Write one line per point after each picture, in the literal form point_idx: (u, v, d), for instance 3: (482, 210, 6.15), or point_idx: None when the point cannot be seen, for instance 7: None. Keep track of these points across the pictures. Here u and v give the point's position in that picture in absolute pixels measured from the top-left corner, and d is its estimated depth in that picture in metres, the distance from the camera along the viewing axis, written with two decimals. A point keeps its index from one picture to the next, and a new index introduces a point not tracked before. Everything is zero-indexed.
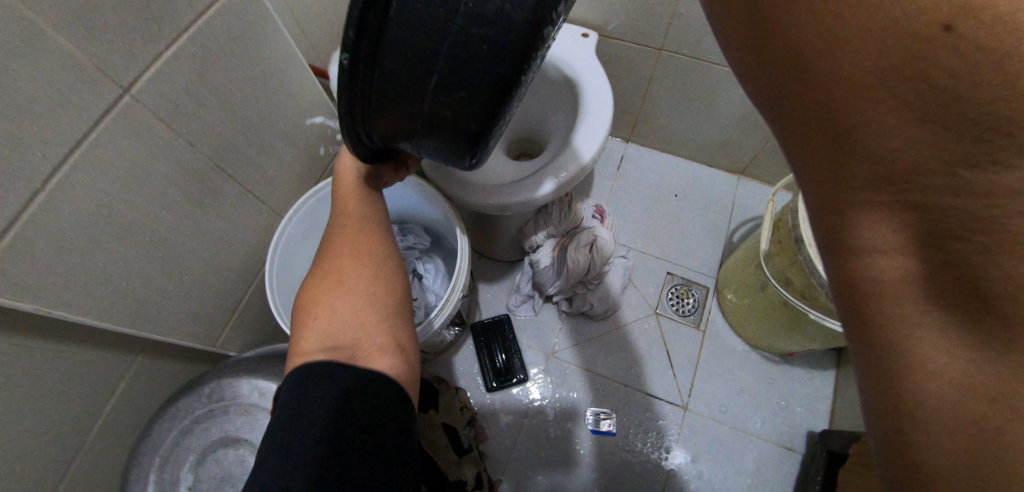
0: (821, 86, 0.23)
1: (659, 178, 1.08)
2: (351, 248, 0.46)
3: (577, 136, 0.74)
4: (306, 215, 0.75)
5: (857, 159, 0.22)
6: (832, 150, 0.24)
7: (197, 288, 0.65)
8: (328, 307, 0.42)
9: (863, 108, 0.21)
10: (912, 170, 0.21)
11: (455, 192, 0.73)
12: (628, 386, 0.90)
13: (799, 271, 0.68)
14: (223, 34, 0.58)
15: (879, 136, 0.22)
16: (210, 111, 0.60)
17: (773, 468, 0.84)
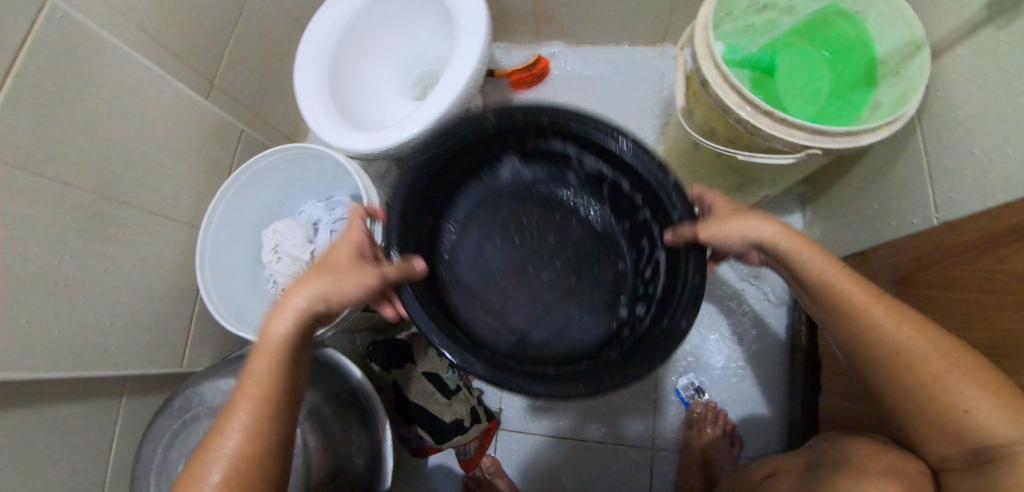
0: (906, 357, 0.40)
1: (580, 73, 1.01)
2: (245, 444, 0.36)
3: (458, 55, 0.71)
4: (226, 218, 0.73)
5: (871, 334, 0.41)
6: (915, 396, 0.40)
7: (140, 320, 0.66)
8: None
9: (935, 374, 0.39)
10: (921, 403, 0.40)
11: (352, 149, 0.70)
12: None
13: (717, 116, 0.63)
14: (56, 63, 0.54)
15: (918, 381, 0.40)
16: (78, 147, 0.57)
17: (752, 317, 0.87)
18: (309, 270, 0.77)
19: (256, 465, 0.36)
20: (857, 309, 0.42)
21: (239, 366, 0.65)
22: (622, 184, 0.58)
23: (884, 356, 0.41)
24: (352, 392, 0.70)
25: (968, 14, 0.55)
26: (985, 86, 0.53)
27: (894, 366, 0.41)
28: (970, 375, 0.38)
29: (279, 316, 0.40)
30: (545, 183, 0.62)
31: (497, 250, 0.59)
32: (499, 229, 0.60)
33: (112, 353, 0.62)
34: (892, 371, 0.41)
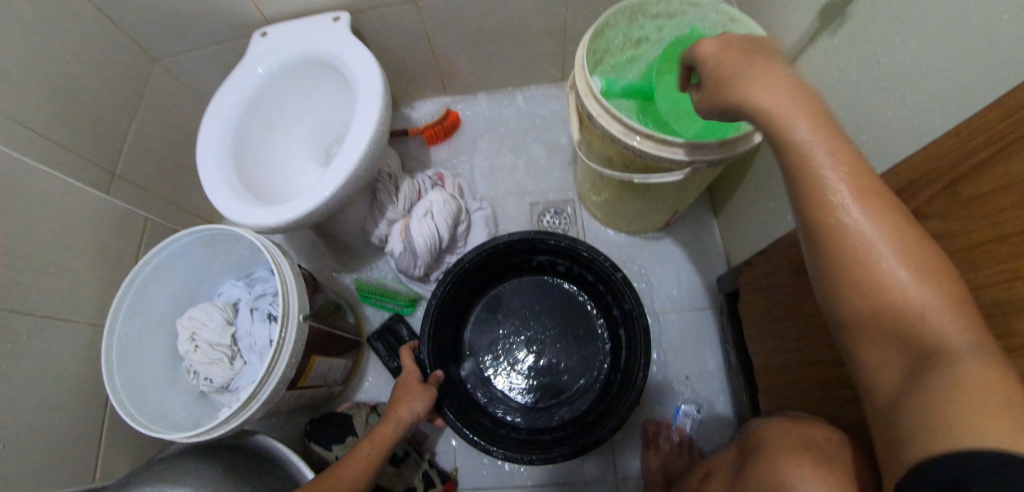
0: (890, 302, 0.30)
1: (491, 119, 1.04)
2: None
3: (358, 118, 0.73)
4: (135, 313, 0.70)
5: (842, 269, 0.32)
6: (913, 342, 0.30)
7: (45, 437, 0.58)
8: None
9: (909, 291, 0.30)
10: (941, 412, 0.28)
11: (263, 223, 0.69)
12: (527, 303, 0.94)
13: (609, 145, 0.67)
14: None
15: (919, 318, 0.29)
16: None
17: (688, 330, 0.87)
18: (231, 354, 0.74)
19: None
20: (825, 214, 0.32)
21: (156, 472, 0.59)
22: (589, 277, 0.86)
23: (827, 237, 0.33)
24: (289, 476, 0.65)
25: (808, 26, 0.62)
26: (836, 85, 0.58)
27: (870, 277, 0.31)
28: (945, 289, 0.29)
29: (386, 423, 0.68)
30: (528, 293, 0.94)
31: (508, 391, 0.89)
32: (513, 325, 0.92)
33: (10, 483, 0.53)
34: (830, 245, 0.32)
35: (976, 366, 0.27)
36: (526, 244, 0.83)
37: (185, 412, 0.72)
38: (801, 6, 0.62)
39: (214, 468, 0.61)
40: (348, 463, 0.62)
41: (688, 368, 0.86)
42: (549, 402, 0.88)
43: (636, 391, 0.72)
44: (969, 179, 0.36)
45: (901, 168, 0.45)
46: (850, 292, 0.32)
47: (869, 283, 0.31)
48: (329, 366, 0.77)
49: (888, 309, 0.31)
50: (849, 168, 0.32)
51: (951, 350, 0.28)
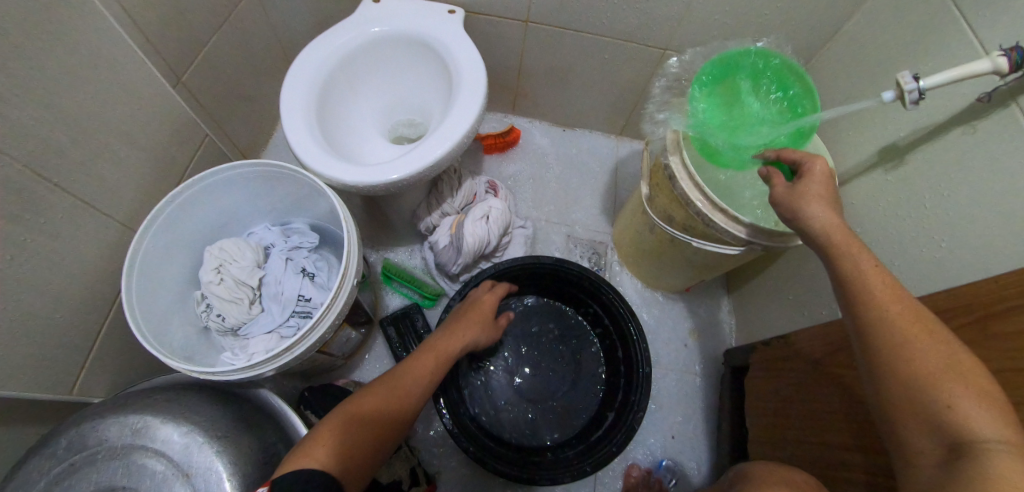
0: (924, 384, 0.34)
1: (547, 147, 1.10)
2: (397, 408, 0.54)
3: (455, 110, 0.75)
4: (170, 227, 0.65)
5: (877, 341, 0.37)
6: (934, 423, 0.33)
7: (45, 326, 0.52)
8: (362, 437, 0.48)
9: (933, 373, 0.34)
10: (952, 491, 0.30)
11: (335, 177, 0.69)
12: (552, 329, 0.91)
13: (679, 208, 0.73)
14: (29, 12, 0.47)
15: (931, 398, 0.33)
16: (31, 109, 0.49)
17: (688, 392, 0.91)
18: (252, 298, 0.70)
19: (393, 414, 0.54)
20: (854, 286, 0.39)
21: (155, 400, 0.52)
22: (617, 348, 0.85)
23: (855, 310, 0.39)
24: (290, 440, 0.59)
25: (865, 157, 0.72)
26: (878, 211, 0.68)
27: (888, 346, 0.36)
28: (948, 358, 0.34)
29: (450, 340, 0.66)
30: (552, 314, 0.93)
31: (490, 392, 0.85)
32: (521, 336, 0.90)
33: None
34: (863, 311, 0.38)
35: (982, 419, 0.31)
36: (591, 284, 0.83)
37: (187, 345, 0.66)
38: (863, 138, 0.73)
39: (224, 413, 0.54)
40: (403, 373, 0.58)
41: (677, 426, 0.88)
42: (522, 419, 0.84)
43: (596, 462, 0.71)
44: (999, 317, 0.42)
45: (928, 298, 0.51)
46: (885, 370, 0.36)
47: (882, 334, 0.37)
48: (346, 338, 0.74)
49: (895, 375, 0.35)
50: (868, 254, 0.41)
51: (977, 433, 0.30)
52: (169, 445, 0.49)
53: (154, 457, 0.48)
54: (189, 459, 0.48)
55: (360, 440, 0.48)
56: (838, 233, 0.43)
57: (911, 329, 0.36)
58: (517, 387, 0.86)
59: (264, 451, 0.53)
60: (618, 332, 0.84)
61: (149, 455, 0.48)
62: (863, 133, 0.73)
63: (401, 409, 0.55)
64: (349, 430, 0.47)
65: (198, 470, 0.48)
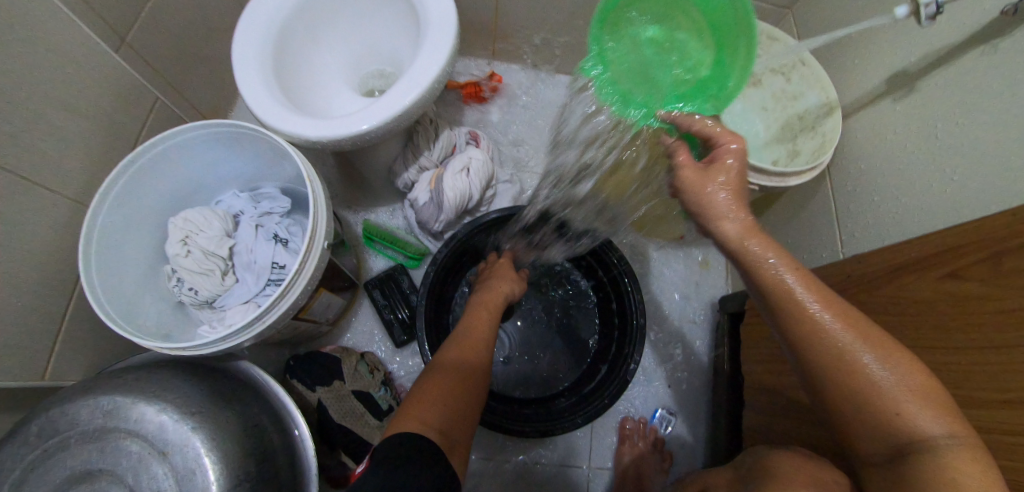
0: (872, 392, 0.33)
1: (530, 94, 1.03)
2: (479, 354, 0.57)
3: (423, 54, 0.68)
4: (125, 199, 0.61)
5: (813, 347, 0.36)
6: (891, 430, 0.32)
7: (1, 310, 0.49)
8: (460, 384, 0.51)
9: (878, 380, 0.33)
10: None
11: (296, 133, 0.63)
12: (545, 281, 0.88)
13: None
14: None
15: (884, 406, 0.32)
16: None
17: (682, 342, 0.90)
18: (224, 269, 0.67)
19: (476, 360, 0.56)
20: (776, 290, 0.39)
21: (126, 380, 0.51)
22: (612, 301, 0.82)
23: (782, 314, 0.39)
24: (272, 411, 0.59)
25: (871, 86, 0.66)
26: (884, 146, 0.63)
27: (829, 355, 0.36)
28: (887, 354, 0.34)
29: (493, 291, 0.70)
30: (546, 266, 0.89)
31: None
32: None
33: None
34: (790, 316, 0.38)
35: (935, 425, 0.30)
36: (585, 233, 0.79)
37: (162, 321, 0.64)
38: (870, 66, 0.67)
39: (199, 389, 0.53)
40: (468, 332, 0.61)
41: (672, 375, 0.88)
42: (511, 372, 0.83)
43: (587, 416, 0.70)
44: (1013, 253, 0.39)
45: (938, 235, 0.48)
46: (833, 379, 0.35)
47: (819, 346, 0.36)
48: (327, 303, 0.72)
49: (841, 388, 0.35)
50: (779, 253, 0.41)
51: (924, 439, 0.30)
52: (142, 424, 0.47)
53: (129, 438, 0.47)
54: (166, 438, 0.47)
55: (457, 389, 0.50)
56: (750, 236, 0.42)
57: (845, 332, 0.36)
58: (506, 341, 0.85)
59: (244, 424, 0.53)
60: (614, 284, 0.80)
61: (122, 436, 0.47)
62: (871, 60, 0.67)
63: (480, 354, 0.58)
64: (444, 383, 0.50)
65: (176, 447, 0.47)
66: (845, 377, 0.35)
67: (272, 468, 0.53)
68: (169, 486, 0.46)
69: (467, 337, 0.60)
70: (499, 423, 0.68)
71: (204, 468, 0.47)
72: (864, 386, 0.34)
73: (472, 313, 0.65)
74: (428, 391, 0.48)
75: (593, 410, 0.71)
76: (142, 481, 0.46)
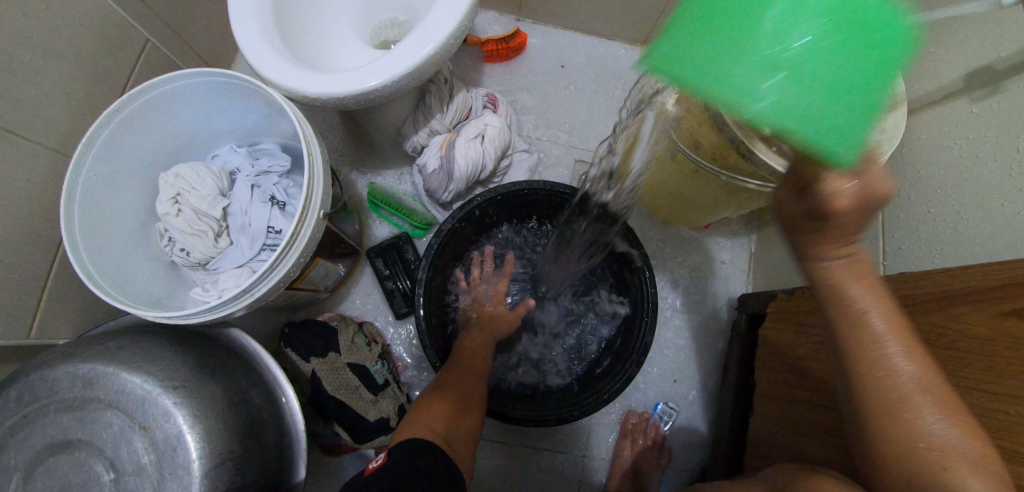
0: (923, 452, 0.33)
1: (556, 58, 0.94)
2: (480, 362, 0.64)
3: (440, 5, 0.60)
4: (110, 150, 0.56)
5: (873, 394, 0.36)
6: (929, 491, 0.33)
7: None
8: (463, 391, 0.58)
9: (929, 443, 0.33)
10: None
11: (292, 87, 0.56)
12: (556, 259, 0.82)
13: (709, 130, 0.60)
14: None
15: (927, 467, 0.33)
16: None
17: (694, 337, 0.86)
18: (218, 230, 0.63)
19: (478, 365, 0.63)
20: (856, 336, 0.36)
21: (108, 349, 0.49)
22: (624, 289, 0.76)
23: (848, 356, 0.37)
24: (259, 382, 0.57)
25: (948, 80, 0.58)
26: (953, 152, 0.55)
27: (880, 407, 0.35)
28: (949, 418, 0.34)
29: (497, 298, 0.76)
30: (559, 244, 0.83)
31: None
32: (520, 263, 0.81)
33: None
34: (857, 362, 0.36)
35: (978, 487, 0.31)
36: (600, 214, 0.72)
37: (154, 282, 0.62)
38: (950, 57, 0.58)
39: (184, 361, 0.51)
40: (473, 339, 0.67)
41: (680, 370, 0.85)
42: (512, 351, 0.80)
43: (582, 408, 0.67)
44: None
45: (1009, 265, 0.42)
46: (881, 432, 0.35)
47: (880, 399, 0.35)
48: (325, 272, 0.68)
49: (890, 443, 0.35)
50: (876, 296, 0.36)
51: None
52: (122, 397, 0.46)
53: (109, 410, 0.46)
54: (147, 413, 0.46)
55: (460, 396, 0.57)
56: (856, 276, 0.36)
57: (918, 395, 0.34)
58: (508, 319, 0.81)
59: (229, 399, 0.51)
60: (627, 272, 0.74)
61: (102, 407, 0.46)
62: (951, 50, 0.58)
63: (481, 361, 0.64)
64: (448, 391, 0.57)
65: (157, 423, 0.46)
66: (896, 433, 0.35)
67: (259, 443, 0.52)
68: (149, 460, 0.45)
69: (473, 344, 0.67)
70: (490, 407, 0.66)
71: (185, 446, 0.46)
72: (912, 447, 0.34)
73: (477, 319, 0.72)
74: (436, 407, 0.54)
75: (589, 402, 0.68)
76: (122, 454, 0.45)
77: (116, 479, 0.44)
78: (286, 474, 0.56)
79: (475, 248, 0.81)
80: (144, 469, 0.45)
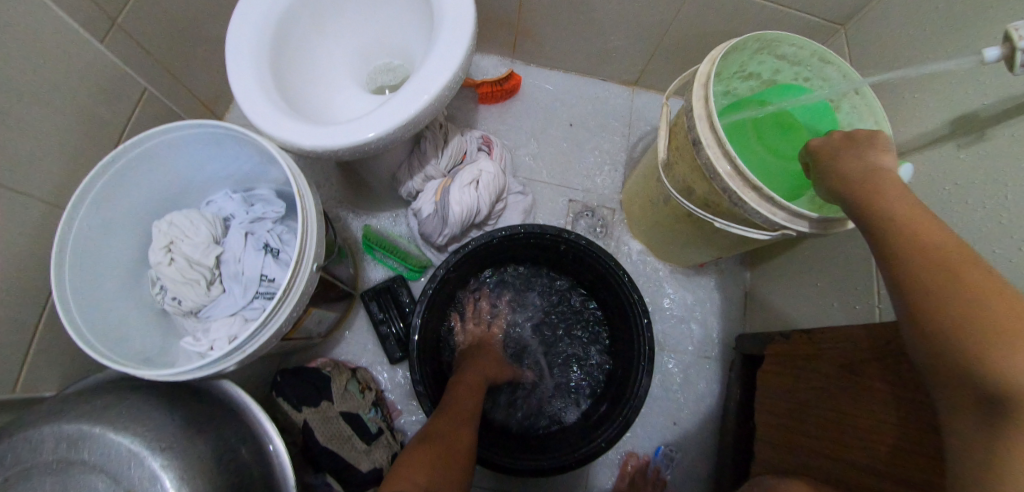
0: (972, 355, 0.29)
1: (550, 98, 0.95)
2: (472, 402, 0.64)
3: (434, 57, 0.61)
4: (103, 202, 0.56)
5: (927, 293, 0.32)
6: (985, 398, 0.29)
7: None
8: (454, 430, 0.57)
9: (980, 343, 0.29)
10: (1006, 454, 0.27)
11: (288, 139, 0.57)
12: (554, 304, 0.81)
13: (701, 177, 0.61)
14: None
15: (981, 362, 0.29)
16: None
17: (694, 376, 0.84)
18: (211, 278, 0.63)
19: (469, 406, 0.63)
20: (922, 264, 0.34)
21: (94, 408, 0.48)
22: (620, 333, 0.75)
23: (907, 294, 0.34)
24: (248, 433, 0.56)
25: (932, 126, 0.59)
26: (942, 198, 0.56)
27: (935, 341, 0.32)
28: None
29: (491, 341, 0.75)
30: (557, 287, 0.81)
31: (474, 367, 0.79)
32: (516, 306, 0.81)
33: None
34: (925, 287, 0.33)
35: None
36: (595, 259, 0.71)
37: (143, 332, 0.61)
38: (933, 104, 0.59)
39: (172, 418, 0.50)
40: (465, 382, 0.67)
41: (679, 412, 0.83)
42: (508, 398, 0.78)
43: (576, 458, 0.65)
44: None
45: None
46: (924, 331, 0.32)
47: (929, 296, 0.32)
48: (318, 319, 0.68)
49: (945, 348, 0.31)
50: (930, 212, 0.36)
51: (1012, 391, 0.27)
52: (108, 460, 0.45)
53: (93, 474, 0.45)
54: (132, 476, 0.45)
55: (450, 437, 0.56)
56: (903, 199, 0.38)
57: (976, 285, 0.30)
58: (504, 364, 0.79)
59: (217, 457, 0.50)
60: (624, 315, 0.73)
61: (86, 470, 0.45)
62: (935, 98, 0.60)
63: (472, 400, 0.64)
64: (440, 432, 0.56)
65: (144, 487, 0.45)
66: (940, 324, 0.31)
67: None
68: None
69: (466, 384, 0.66)
70: (484, 456, 0.64)
71: None
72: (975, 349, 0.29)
73: (470, 364, 0.71)
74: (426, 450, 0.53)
75: (585, 452, 0.66)
76: None
77: None
78: None
79: (469, 290, 0.80)
80: None
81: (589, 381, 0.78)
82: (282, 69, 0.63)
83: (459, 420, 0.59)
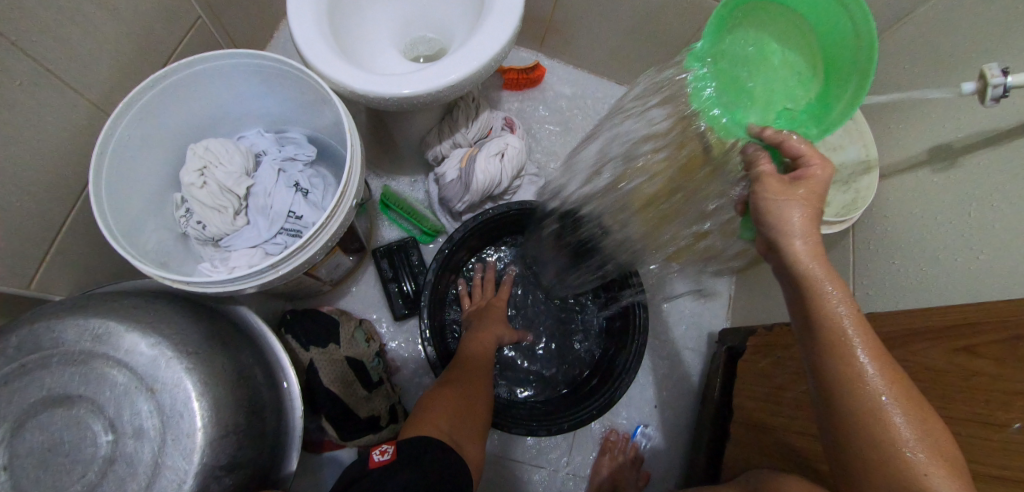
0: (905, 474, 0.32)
1: (570, 94, 1.01)
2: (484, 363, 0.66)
3: (484, 30, 0.66)
4: (147, 115, 0.57)
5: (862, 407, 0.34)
6: None
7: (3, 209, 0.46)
8: (466, 387, 0.59)
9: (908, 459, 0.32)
10: None
11: (341, 81, 0.60)
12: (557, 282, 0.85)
13: None
14: None
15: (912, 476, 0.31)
16: None
17: (681, 365, 0.90)
18: (238, 208, 0.64)
19: (480, 365, 0.65)
20: (861, 391, 0.34)
21: (120, 308, 0.48)
22: (616, 313, 0.80)
23: (853, 413, 0.34)
24: (263, 360, 0.57)
25: (912, 154, 0.68)
26: (916, 214, 0.64)
27: (848, 448, 0.35)
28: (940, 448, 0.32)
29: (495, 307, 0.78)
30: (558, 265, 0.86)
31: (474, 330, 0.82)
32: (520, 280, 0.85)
33: None
34: (866, 423, 0.34)
35: None
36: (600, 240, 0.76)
37: (163, 251, 0.61)
38: (915, 135, 0.68)
39: (196, 328, 0.50)
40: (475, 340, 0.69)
41: (661, 396, 0.88)
42: (507, 365, 0.82)
43: (574, 421, 0.69)
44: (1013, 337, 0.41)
45: (957, 309, 0.49)
46: (865, 430, 0.34)
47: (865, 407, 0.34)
48: (336, 263, 0.69)
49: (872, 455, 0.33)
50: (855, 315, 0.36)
51: None
52: (131, 356, 0.45)
53: (116, 368, 0.45)
54: (155, 375, 0.45)
55: (463, 390, 0.58)
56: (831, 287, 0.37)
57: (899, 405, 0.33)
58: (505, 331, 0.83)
59: (237, 375, 0.51)
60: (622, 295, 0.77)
61: (108, 365, 0.45)
62: (918, 129, 0.68)
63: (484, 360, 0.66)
64: (454, 386, 0.59)
65: (166, 386, 0.45)
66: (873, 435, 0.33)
67: (260, 427, 0.51)
68: (153, 426, 0.44)
69: (476, 344, 0.69)
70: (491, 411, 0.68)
71: (192, 413, 0.45)
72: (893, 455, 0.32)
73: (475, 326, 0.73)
74: (439, 400, 0.55)
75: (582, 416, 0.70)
76: (125, 415, 0.44)
77: (113, 441, 0.43)
78: (277, 465, 0.55)
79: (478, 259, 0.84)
80: (146, 433, 0.44)
81: (583, 358, 0.82)
82: (337, 19, 0.66)
83: (473, 377, 0.62)
